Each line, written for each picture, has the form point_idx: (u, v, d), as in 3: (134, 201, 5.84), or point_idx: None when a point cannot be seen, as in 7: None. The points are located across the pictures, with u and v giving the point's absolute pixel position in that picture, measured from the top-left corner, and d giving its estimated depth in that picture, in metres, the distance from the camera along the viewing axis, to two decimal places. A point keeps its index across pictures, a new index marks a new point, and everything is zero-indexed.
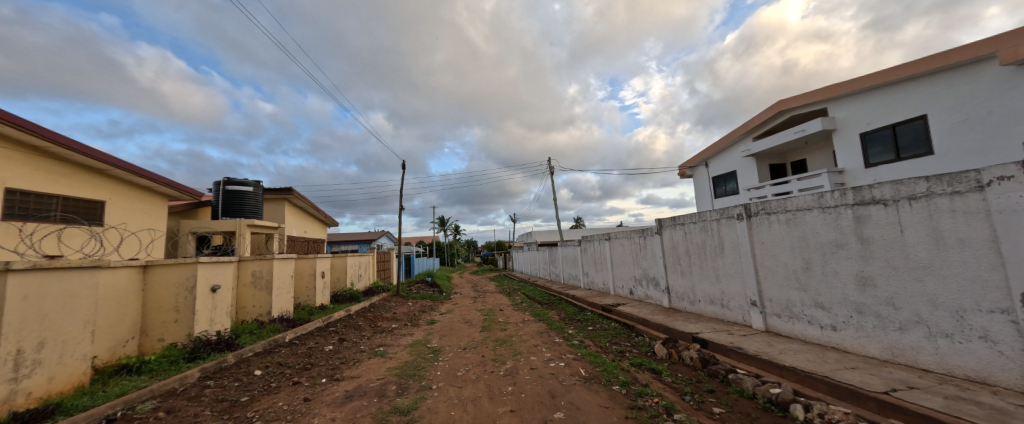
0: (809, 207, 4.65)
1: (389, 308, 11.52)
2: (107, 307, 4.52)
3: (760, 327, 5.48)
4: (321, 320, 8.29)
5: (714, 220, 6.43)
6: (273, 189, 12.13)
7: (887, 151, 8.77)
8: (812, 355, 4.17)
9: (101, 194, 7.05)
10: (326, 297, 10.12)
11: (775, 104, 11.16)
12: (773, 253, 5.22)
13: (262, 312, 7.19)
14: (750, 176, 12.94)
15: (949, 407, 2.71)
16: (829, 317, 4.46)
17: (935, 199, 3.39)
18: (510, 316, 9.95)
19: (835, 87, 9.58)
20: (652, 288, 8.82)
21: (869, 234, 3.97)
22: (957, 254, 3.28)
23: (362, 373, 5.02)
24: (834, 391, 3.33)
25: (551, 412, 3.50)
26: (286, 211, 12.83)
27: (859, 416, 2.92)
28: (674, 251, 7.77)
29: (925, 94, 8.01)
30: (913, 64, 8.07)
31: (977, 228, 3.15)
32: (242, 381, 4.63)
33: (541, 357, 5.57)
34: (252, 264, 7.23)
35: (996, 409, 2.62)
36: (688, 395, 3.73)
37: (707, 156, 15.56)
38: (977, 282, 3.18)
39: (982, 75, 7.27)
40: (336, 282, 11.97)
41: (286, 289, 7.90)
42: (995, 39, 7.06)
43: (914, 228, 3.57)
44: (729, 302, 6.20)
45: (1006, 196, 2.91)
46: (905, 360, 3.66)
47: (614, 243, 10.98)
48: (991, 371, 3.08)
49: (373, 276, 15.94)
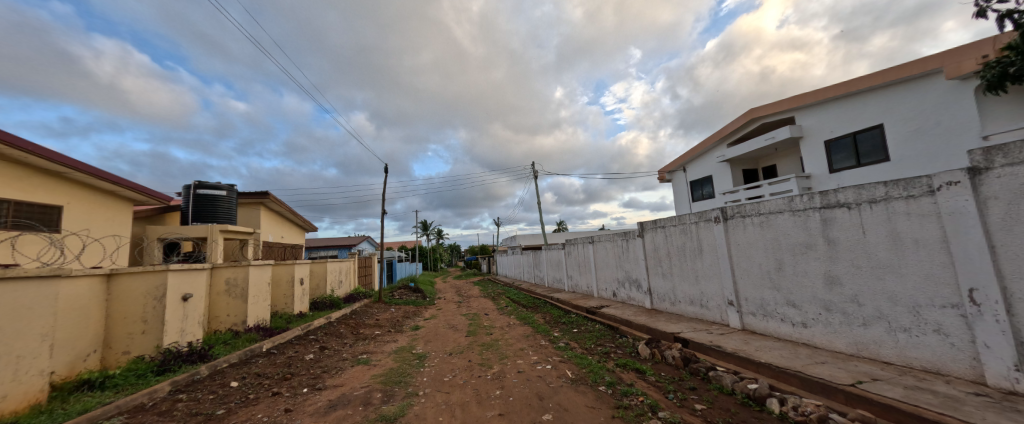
0: (780, 210, 4.89)
1: (371, 315, 11.26)
2: (68, 318, 4.24)
3: (737, 325, 5.70)
4: (301, 329, 8.05)
5: (693, 223, 6.67)
6: (248, 193, 11.69)
7: (849, 157, 9.34)
8: (785, 352, 4.38)
9: (57, 198, 6.61)
10: (304, 304, 9.83)
11: (746, 113, 11.76)
12: (748, 254, 5.45)
13: (236, 321, 6.89)
14: (725, 180, 13.52)
15: (909, 396, 2.91)
16: (800, 314, 4.71)
17: (892, 203, 3.66)
18: (496, 320, 9.92)
19: (801, 97, 10.15)
20: (635, 290, 9.01)
21: (835, 236, 4.23)
22: (912, 253, 3.54)
23: (345, 382, 4.89)
24: (806, 384, 3.51)
25: (539, 414, 3.54)
26: (262, 216, 12.34)
27: (829, 407, 3.09)
28: (656, 253, 7.98)
29: (881, 105, 8.62)
30: (871, 77, 8.67)
31: (929, 229, 3.40)
32: (217, 393, 4.43)
33: (527, 360, 5.61)
34: (226, 271, 6.90)
35: (950, 398, 2.84)
36: (671, 393, 3.84)
37: (685, 161, 16.05)
38: (931, 280, 3.41)
39: (930, 88, 7.92)
40: (315, 289, 11.65)
41: (262, 297, 7.60)
42: (941, 56, 7.70)
43: (875, 230, 3.83)
44: (708, 301, 6.42)
45: (954, 200, 3.13)
46: (868, 354, 3.92)
47: (598, 246, 11.16)
48: (944, 362, 3.33)
49: (354, 282, 15.59)
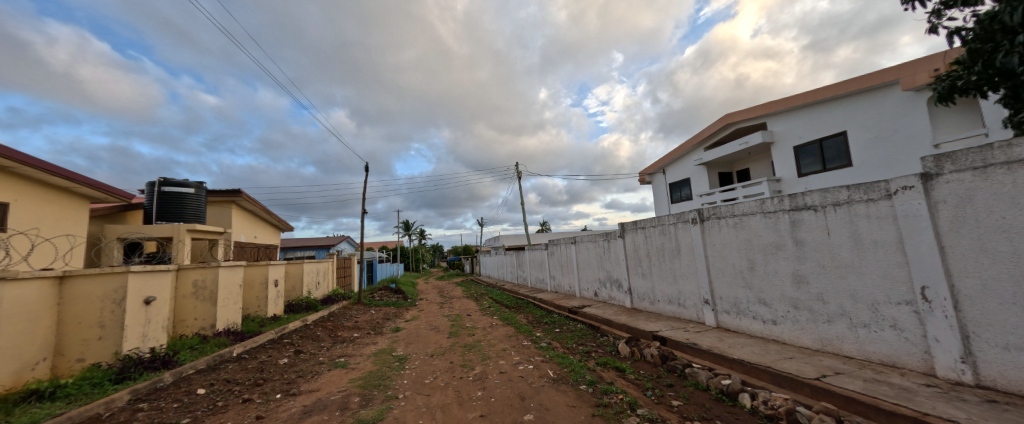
0: (753, 212, 5.09)
1: (350, 317, 10.98)
2: (13, 324, 3.93)
3: (712, 323, 5.89)
4: (275, 332, 7.76)
5: (672, 224, 6.84)
6: (219, 191, 11.17)
7: (815, 162, 9.82)
8: (756, 348, 4.56)
9: (3, 195, 6.11)
10: (279, 307, 9.48)
11: (722, 118, 12.17)
12: (723, 254, 5.65)
13: (204, 325, 6.58)
14: (702, 183, 13.96)
15: (868, 388, 3.09)
16: (770, 312, 4.91)
17: (854, 206, 3.87)
18: (478, 321, 9.88)
19: (772, 104, 10.61)
20: (616, 289, 9.16)
21: (803, 237, 4.44)
22: (872, 253, 3.75)
23: (321, 386, 4.75)
24: (775, 379, 3.66)
25: (520, 414, 3.55)
26: (233, 214, 11.81)
27: (796, 401, 3.24)
28: (636, 253, 8.15)
29: (845, 113, 9.12)
30: (836, 86, 9.15)
31: (887, 231, 3.62)
32: (182, 401, 4.21)
33: (510, 360, 5.60)
34: (193, 273, 6.58)
35: (904, 389, 3.03)
36: (649, 390, 3.93)
37: (665, 164, 16.47)
38: (888, 278, 3.63)
39: (888, 98, 8.43)
40: (291, 291, 11.25)
41: (233, 300, 7.27)
42: (898, 68, 8.22)
43: (839, 231, 4.04)
44: (685, 300, 6.61)
45: (909, 204, 3.34)
46: (832, 349, 4.13)
47: (580, 246, 11.29)
48: (899, 355, 3.55)
49: (332, 283, 15.17)
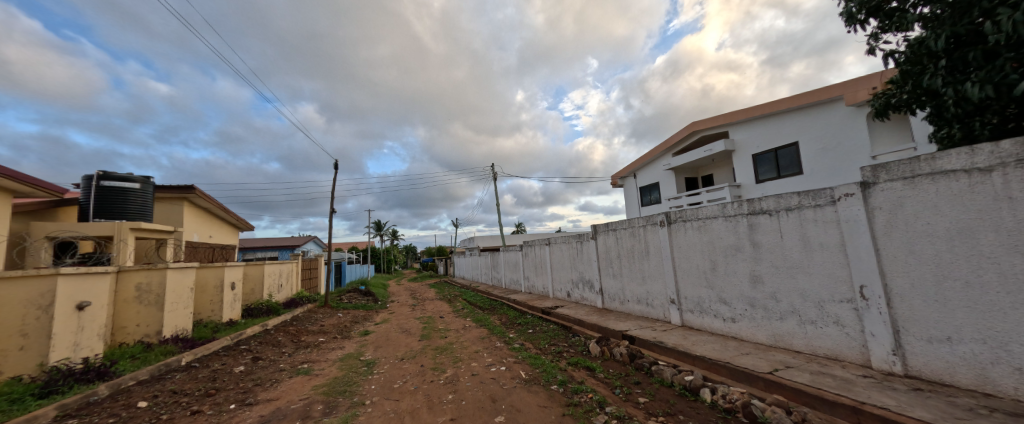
0: (715, 215, 5.36)
1: (315, 321, 10.49)
2: None
3: (677, 322, 6.13)
4: (231, 338, 7.27)
5: (641, 226, 7.07)
6: (169, 186, 10.35)
7: (771, 170, 10.50)
8: (717, 345, 4.80)
9: None
10: (235, 311, 8.90)
11: (688, 126, 12.74)
12: (688, 255, 5.90)
13: (149, 332, 6.05)
14: (670, 187, 14.54)
15: (814, 380, 3.33)
16: (729, 310, 5.18)
17: (804, 211, 4.16)
18: (451, 323, 9.74)
19: (734, 114, 11.23)
20: (588, 290, 9.34)
21: (759, 239, 4.72)
22: (818, 255, 4.05)
23: (281, 395, 4.49)
24: (733, 374, 3.86)
25: (491, 416, 3.52)
26: (185, 212, 10.97)
27: (751, 394, 3.43)
28: (607, 254, 8.35)
29: (797, 124, 9.81)
30: (790, 100, 9.84)
31: (831, 234, 3.92)
32: (120, 416, 3.84)
33: (482, 362, 5.56)
34: (136, 275, 6.03)
35: (845, 380, 3.28)
36: (618, 388, 4.03)
37: (636, 168, 17.01)
38: (832, 278, 3.93)
39: (834, 112, 9.16)
40: (250, 294, 10.60)
41: (183, 304, 6.75)
42: (842, 85, 8.96)
43: (790, 234, 4.33)
44: (653, 300, 6.84)
45: (850, 209, 3.64)
46: (784, 344, 4.42)
47: (554, 247, 11.42)
48: (840, 349, 3.85)
49: (296, 285, 14.45)
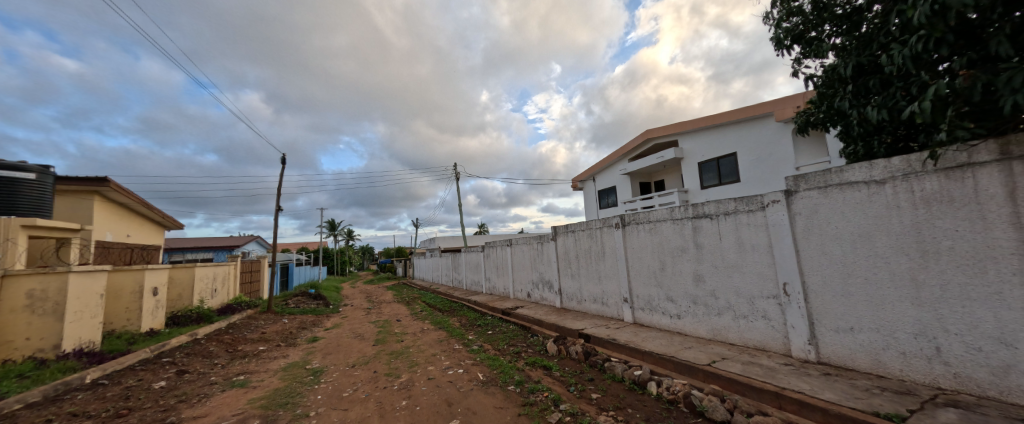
0: (664, 219, 5.70)
1: (256, 328, 9.65)
2: None
3: (629, 319, 6.44)
4: (151, 350, 6.47)
5: (598, 228, 7.34)
6: (77, 177, 9.02)
7: (714, 177, 11.40)
8: (664, 340, 5.10)
9: None
10: (158, 319, 7.93)
11: (643, 133, 13.47)
12: (639, 256, 6.22)
13: (44, 346, 5.20)
14: (625, 191, 15.25)
15: (745, 370, 3.65)
16: (675, 307, 5.53)
17: (739, 215, 4.56)
18: (408, 326, 9.43)
19: (683, 124, 12.06)
20: (547, 290, 9.52)
21: (701, 241, 5.09)
22: (751, 255, 4.45)
23: (210, 411, 4.07)
24: (677, 367, 4.13)
25: (446, 421, 3.46)
26: (97, 208, 9.60)
27: (692, 385, 3.69)
28: (566, 255, 8.56)
29: (736, 136, 10.75)
30: (730, 113, 10.75)
31: (761, 237, 4.32)
32: None
33: (439, 366, 5.44)
34: (29, 280, 5.16)
35: (770, 368, 3.64)
36: (572, 385, 4.14)
37: (595, 172, 17.65)
38: (761, 277, 4.34)
39: (766, 126, 10.16)
40: (177, 300, 9.51)
41: (90, 313, 5.89)
42: (773, 102, 9.96)
43: (728, 237, 4.72)
44: (607, 299, 7.13)
45: (776, 214, 4.04)
46: (721, 337, 4.80)
47: (515, 248, 11.51)
48: (767, 341, 4.26)
49: (234, 290, 13.21)
